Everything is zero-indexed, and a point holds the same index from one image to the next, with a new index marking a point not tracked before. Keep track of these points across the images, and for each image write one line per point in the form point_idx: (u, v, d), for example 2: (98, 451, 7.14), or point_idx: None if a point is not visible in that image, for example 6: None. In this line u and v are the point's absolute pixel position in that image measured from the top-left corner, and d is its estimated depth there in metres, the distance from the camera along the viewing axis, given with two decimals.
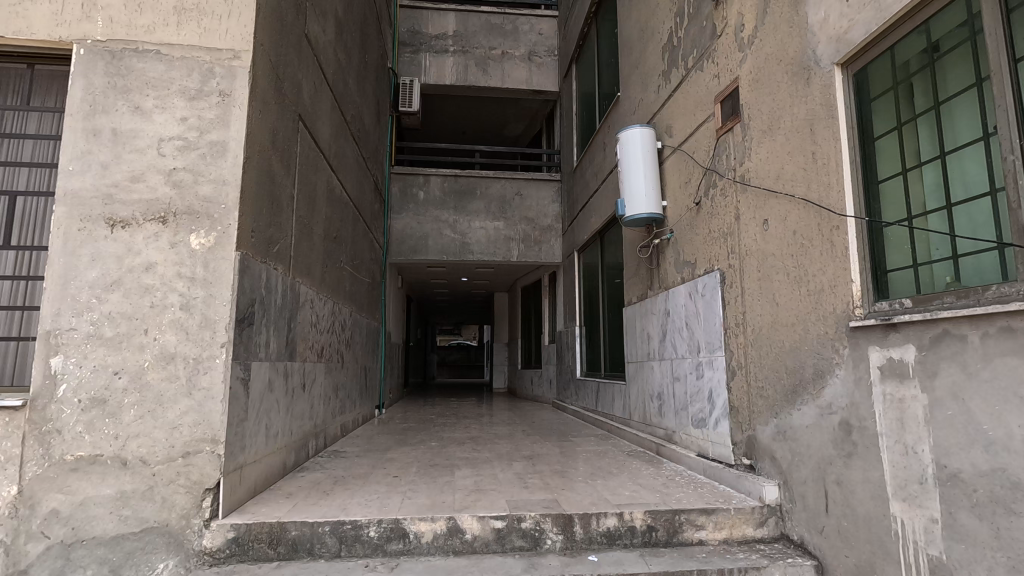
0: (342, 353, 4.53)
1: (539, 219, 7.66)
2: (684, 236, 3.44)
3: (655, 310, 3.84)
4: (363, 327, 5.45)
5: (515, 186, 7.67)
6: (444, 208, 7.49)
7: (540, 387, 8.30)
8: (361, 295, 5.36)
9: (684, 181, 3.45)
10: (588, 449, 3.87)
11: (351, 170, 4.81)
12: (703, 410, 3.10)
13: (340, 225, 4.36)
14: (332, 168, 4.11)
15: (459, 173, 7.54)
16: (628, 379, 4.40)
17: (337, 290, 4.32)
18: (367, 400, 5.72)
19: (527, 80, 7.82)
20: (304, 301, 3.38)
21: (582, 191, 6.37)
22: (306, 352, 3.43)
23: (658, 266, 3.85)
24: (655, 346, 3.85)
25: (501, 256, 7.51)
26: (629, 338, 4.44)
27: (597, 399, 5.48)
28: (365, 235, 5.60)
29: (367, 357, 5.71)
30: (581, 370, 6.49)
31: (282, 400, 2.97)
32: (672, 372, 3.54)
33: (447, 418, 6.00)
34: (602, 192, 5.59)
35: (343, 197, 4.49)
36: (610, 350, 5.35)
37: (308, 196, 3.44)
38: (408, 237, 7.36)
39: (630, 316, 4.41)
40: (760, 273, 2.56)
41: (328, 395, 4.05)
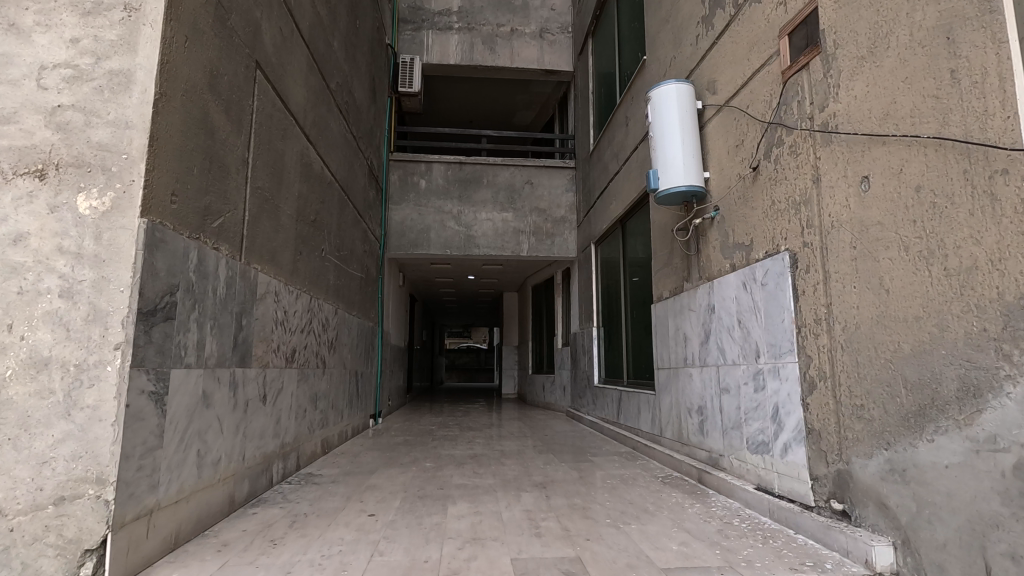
0: (324, 357, 3.90)
1: (551, 211, 7.01)
2: (734, 212, 2.77)
3: (696, 306, 3.18)
4: (353, 328, 4.82)
5: (525, 174, 7.03)
6: (447, 198, 6.87)
7: (553, 394, 7.64)
8: (350, 292, 4.73)
9: (734, 144, 2.79)
10: (613, 475, 3.20)
11: (336, 147, 4.19)
12: (764, 432, 2.43)
13: (320, 207, 3.73)
14: (308, 140, 3.49)
15: (464, 160, 6.92)
16: (660, 389, 3.72)
17: (316, 284, 3.70)
18: (358, 409, 5.09)
19: (538, 59, 7.17)
20: (264, 293, 2.75)
21: (600, 176, 5.71)
22: (269, 355, 2.81)
23: (699, 252, 3.18)
24: (694, 350, 3.18)
25: (510, 251, 6.87)
26: (659, 341, 3.77)
27: (618, 410, 4.81)
28: (356, 224, 4.99)
29: (359, 361, 5.09)
30: (599, 376, 5.83)
31: (230, 418, 2.34)
32: (719, 382, 2.87)
33: (449, 430, 5.36)
34: (622, 174, 4.92)
35: (325, 176, 3.86)
36: (634, 355, 4.68)
37: (271, 165, 2.82)
38: (408, 230, 6.74)
39: (661, 314, 3.75)
40: (854, 251, 1.89)
41: (304, 407, 3.43)
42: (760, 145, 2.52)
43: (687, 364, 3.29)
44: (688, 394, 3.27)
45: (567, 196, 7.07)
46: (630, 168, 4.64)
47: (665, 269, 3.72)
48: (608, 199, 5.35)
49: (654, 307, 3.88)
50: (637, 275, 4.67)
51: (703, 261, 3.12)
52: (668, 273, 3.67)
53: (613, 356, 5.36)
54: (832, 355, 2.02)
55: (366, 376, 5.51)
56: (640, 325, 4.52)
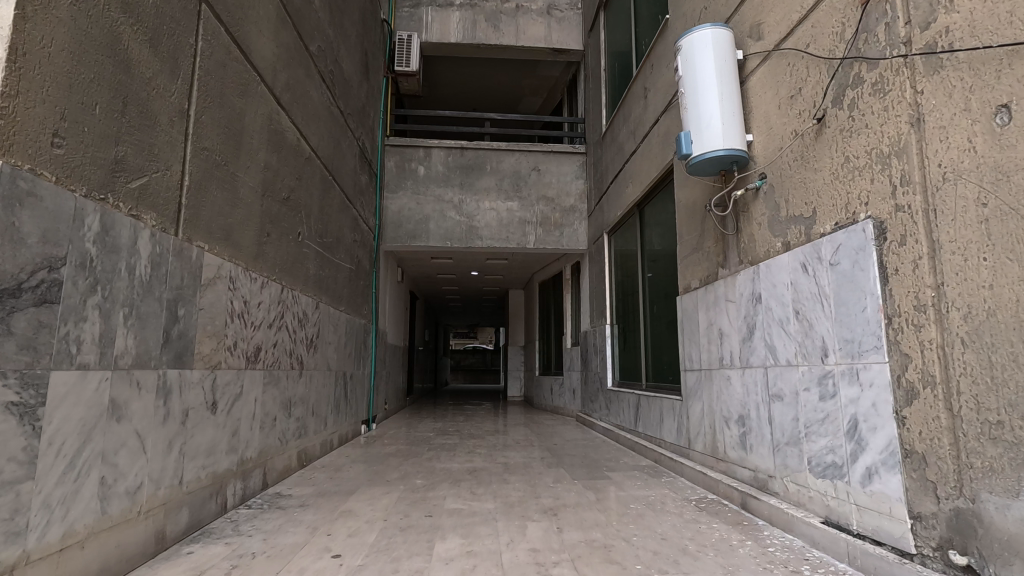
0: (302, 357, 3.42)
1: (560, 200, 6.50)
2: (789, 179, 2.26)
3: (736, 296, 2.66)
4: (340, 325, 4.34)
5: (531, 160, 6.53)
6: (448, 186, 6.38)
7: (562, 397, 7.12)
8: (336, 284, 4.24)
9: (787, 96, 2.28)
10: (636, 497, 2.69)
11: (317, 118, 3.71)
12: (835, 452, 1.91)
13: (295, 185, 3.25)
14: (279, 104, 3.01)
15: (466, 145, 6.43)
16: (688, 395, 3.21)
17: (291, 272, 3.21)
18: (347, 416, 4.61)
19: (546, 37, 6.67)
20: (214, 278, 2.26)
21: (614, 159, 5.20)
22: (221, 354, 2.32)
23: (739, 231, 2.67)
24: (735, 349, 2.67)
25: (516, 243, 6.37)
26: (688, 338, 3.26)
27: (636, 416, 4.30)
28: (345, 210, 4.51)
29: (347, 362, 4.61)
30: (613, 378, 5.31)
31: (159, 433, 1.86)
32: (768, 387, 2.36)
33: (448, 438, 4.87)
34: (639, 153, 4.40)
35: (302, 149, 3.38)
36: (655, 355, 4.16)
37: (224, 125, 2.34)
38: (405, 221, 6.26)
39: (692, 307, 3.23)
40: (988, 210, 1.42)
41: (274, 416, 2.95)
42: (827, 89, 2.02)
43: (725, 365, 2.78)
44: (725, 402, 2.76)
45: (577, 184, 6.56)
46: (649, 144, 4.13)
47: (694, 255, 3.21)
48: (623, 183, 4.85)
49: (682, 299, 3.37)
50: (657, 265, 4.16)
51: (745, 242, 2.61)
52: (699, 259, 3.15)
53: (630, 358, 4.84)
54: (944, 353, 1.50)
55: (358, 379, 5.03)
56: (662, 321, 4.00)
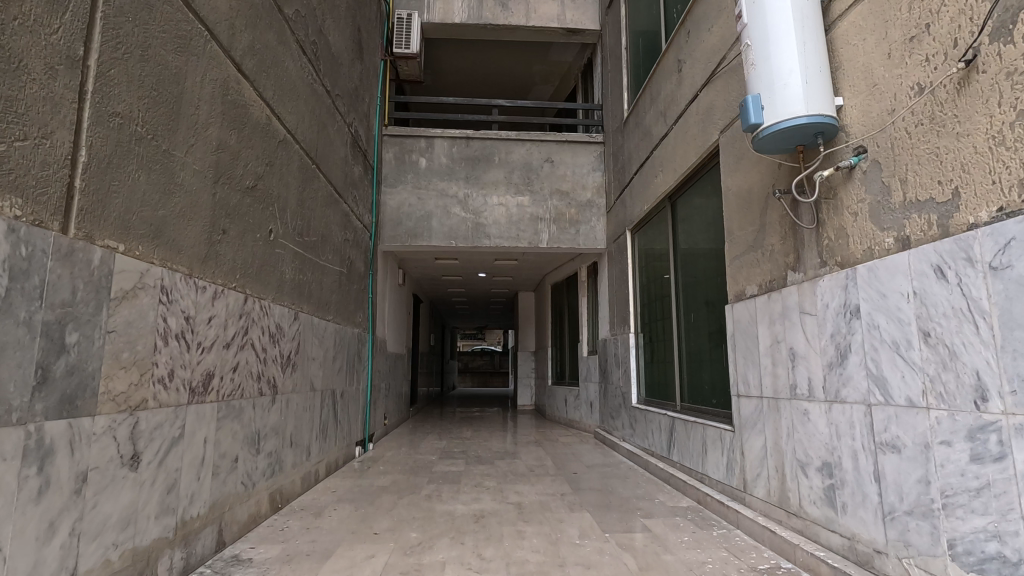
0: (276, 379, 2.86)
1: (576, 194, 5.91)
2: (907, 151, 1.67)
3: (817, 307, 2.07)
4: (326, 336, 3.77)
5: (544, 151, 5.95)
6: (452, 180, 5.81)
7: (578, 410, 6.54)
8: (322, 290, 3.68)
9: (903, 39, 1.69)
10: (690, 566, 2.11)
11: (295, 96, 3.15)
12: (1005, 542, 1.33)
13: (263, 172, 2.69)
14: (241, 71, 2.44)
15: (471, 134, 5.87)
16: (746, 427, 2.62)
17: (258, 277, 2.65)
18: (337, 440, 4.04)
19: (559, 16, 6.07)
20: (138, 289, 1.71)
21: (639, 147, 4.61)
22: (148, 389, 1.76)
23: (822, 224, 2.06)
24: (816, 375, 2.08)
25: (527, 242, 5.78)
26: (744, 358, 2.66)
27: (670, 443, 3.70)
28: (333, 205, 3.96)
29: (337, 377, 4.05)
30: (639, 394, 4.72)
31: (31, 514, 1.30)
32: (875, 432, 1.77)
33: (452, 463, 4.30)
34: (671, 136, 3.81)
35: (273, 130, 2.82)
36: (693, 374, 3.57)
37: (151, 86, 1.78)
38: (405, 218, 5.70)
39: (748, 318, 2.64)
40: None
41: (235, 456, 2.39)
42: (978, 20, 1.43)
43: (801, 395, 2.18)
44: (801, 442, 2.17)
45: (594, 177, 5.96)
46: (684, 123, 3.53)
47: (751, 255, 2.61)
48: (650, 173, 4.26)
49: (734, 308, 2.78)
50: (696, 268, 3.56)
51: (832, 237, 2.01)
52: (757, 260, 2.55)
53: (660, 373, 4.25)
54: None
55: (351, 395, 4.47)
56: (703, 334, 3.40)
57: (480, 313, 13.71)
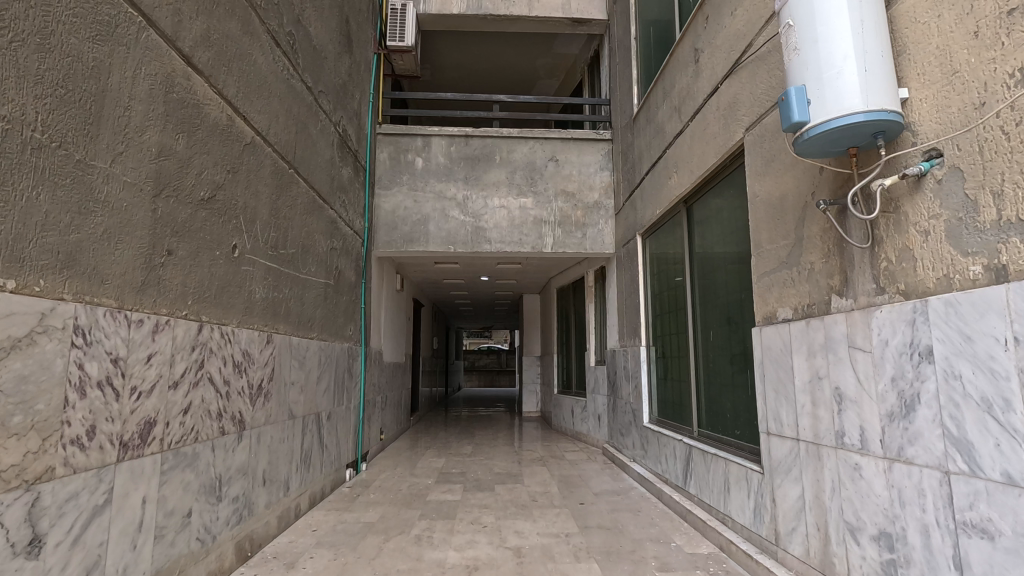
0: (244, 412, 2.54)
1: (582, 195, 5.55)
2: (1004, 156, 1.31)
3: (872, 342, 1.72)
4: (309, 355, 3.46)
5: (548, 149, 5.59)
6: (450, 181, 5.47)
7: (585, 423, 6.20)
8: (303, 306, 3.36)
9: (999, 13, 1.32)
10: None
11: (267, 93, 2.82)
12: None
13: (223, 180, 2.37)
14: (192, 65, 2.11)
15: (471, 132, 5.53)
16: (778, 473, 2.26)
17: (217, 301, 2.32)
18: (323, 467, 3.73)
19: (563, 5, 5.69)
20: (38, 335, 1.38)
21: (650, 144, 4.25)
22: (55, 455, 1.44)
23: (880, 244, 1.71)
24: (871, 425, 1.73)
25: (530, 246, 5.43)
26: (776, 391, 2.31)
27: (687, 473, 3.36)
28: (316, 212, 3.63)
29: (322, 399, 3.73)
30: (651, 412, 4.37)
31: None
32: (955, 507, 1.41)
33: (448, 491, 3.97)
34: (687, 133, 3.44)
35: (237, 132, 2.49)
36: (712, 397, 3.22)
37: (56, 82, 1.45)
38: (401, 222, 5.38)
39: (780, 345, 2.28)
40: None
41: (188, 511, 2.07)
42: None
43: (850, 445, 1.83)
44: (851, 502, 1.82)
45: (601, 176, 5.59)
46: (702, 119, 3.18)
47: (784, 273, 2.26)
48: (663, 174, 3.90)
49: (763, 331, 2.42)
50: (715, 280, 3.20)
51: (893, 259, 1.65)
52: (792, 279, 2.20)
53: (674, 392, 3.90)
54: None
55: (340, 416, 4.15)
56: (724, 354, 3.06)
57: (485, 314, 13.41)
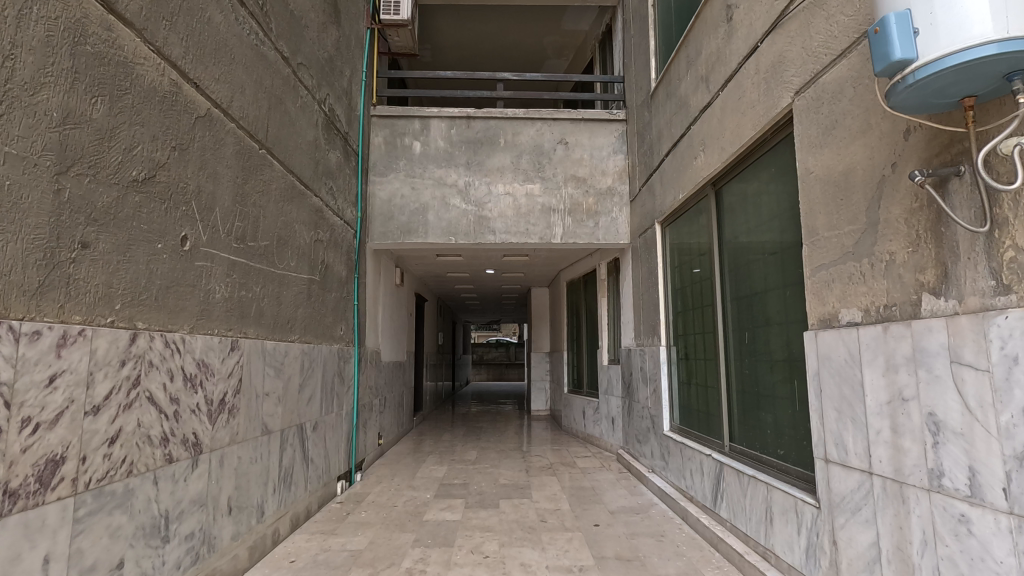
0: (199, 433, 2.16)
1: (594, 180, 5.10)
2: None
3: (992, 358, 1.29)
4: (289, 361, 3.08)
5: (556, 131, 5.15)
6: (451, 167, 5.06)
7: (598, 426, 5.80)
8: (280, 305, 2.98)
9: None
10: None
11: (228, 59, 2.42)
12: None
13: (168, 158, 1.97)
14: (113, 12, 1.71)
15: (473, 114, 5.11)
16: (840, 511, 1.85)
17: (161, 304, 1.94)
18: (308, 483, 3.35)
19: None
20: None
21: (671, 122, 3.80)
22: None
23: (1006, 227, 1.28)
24: (989, 467, 1.31)
25: (538, 237, 5.01)
26: (838, 410, 1.88)
27: (717, 494, 2.94)
28: (297, 200, 3.24)
29: (307, 407, 3.36)
30: (673, 419, 3.96)
31: None
32: None
33: (448, 508, 3.58)
34: (716, 104, 3.00)
35: (185, 100, 2.09)
36: (748, 408, 2.81)
37: None
38: (397, 211, 4.98)
39: (844, 355, 1.85)
40: None
41: (119, 562, 1.70)
42: None
43: (953, 491, 1.41)
44: (954, 565, 1.40)
45: (615, 160, 5.14)
46: (736, 86, 2.73)
47: (851, 265, 1.83)
48: (686, 153, 3.46)
49: (819, 337, 1.99)
50: (752, 272, 2.77)
51: None
52: (863, 273, 1.77)
53: (701, 399, 3.48)
54: None
55: (329, 424, 3.78)
56: (765, 359, 2.63)
57: (492, 308, 13.04)
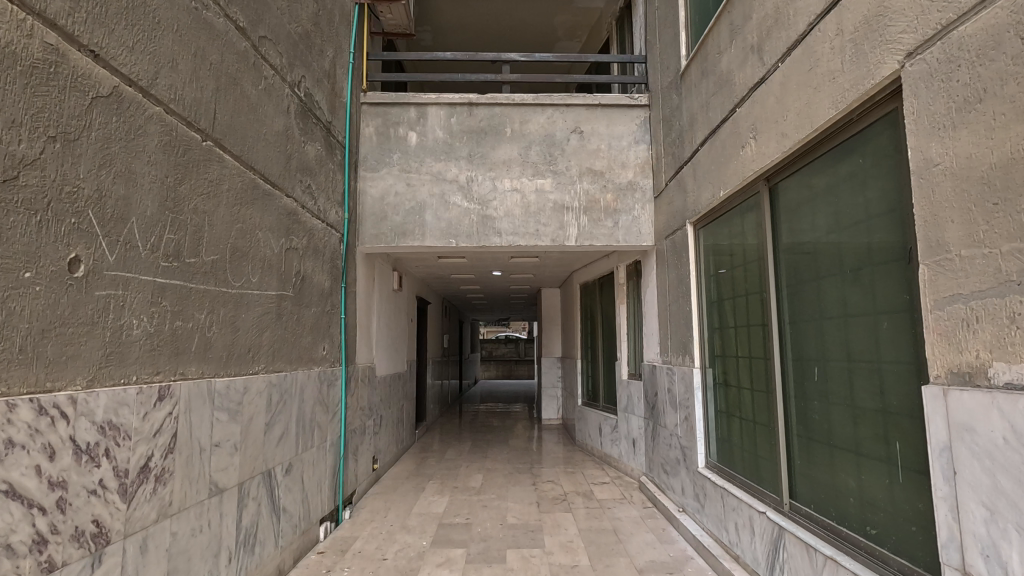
0: (104, 519, 1.63)
1: (613, 174, 4.50)
2: None
3: None
4: (251, 397, 2.55)
5: (569, 119, 4.57)
6: (451, 160, 4.49)
7: (617, 447, 5.25)
8: (237, 332, 2.44)
9: None
10: None
11: (148, 23, 1.86)
12: None
13: (41, 153, 1.43)
14: None
15: (475, 100, 4.53)
16: None
17: (31, 355, 1.40)
18: (278, 538, 2.84)
19: None
20: None
21: (708, 105, 3.21)
22: None
23: None
24: None
25: (550, 239, 4.43)
26: (988, 508, 1.31)
27: (774, 564, 2.40)
28: (261, 201, 2.70)
29: (277, 448, 2.83)
30: (710, 454, 3.40)
31: None
32: None
33: (445, 564, 3.04)
34: (774, 78, 2.40)
35: (72, 72, 1.54)
36: (818, 462, 2.25)
37: None
38: (391, 211, 4.43)
39: (1000, 432, 1.28)
40: None
41: None
42: None
43: None
44: None
45: (636, 151, 4.54)
46: (805, 55, 2.14)
47: (1016, 303, 1.25)
48: (730, 142, 2.87)
49: (953, 399, 1.41)
50: (825, 292, 2.21)
51: None
52: None
53: (747, 436, 2.92)
54: None
55: (308, 462, 3.25)
56: (846, 405, 2.07)
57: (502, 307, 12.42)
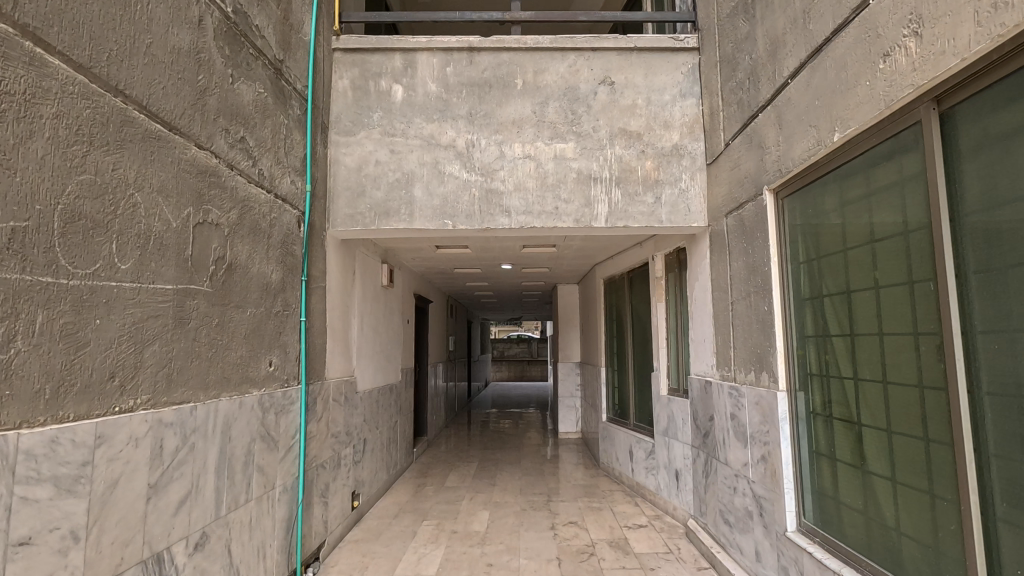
0: None
1: (654, 135, 3.51)
2: None
3: None
4: (114, 452, 1.62)
5: (597, 67, 3.60)
6: (446, 120, 3.54)
7: (653, 477, 4.27)
8: (78, 349, 1.51)
9: None
10: None
11: None
12: None
13: None
14: None
15: (476, 43, 3.57)
16: None
17: None
18: None
19: None
20: None
21: (806, 13, 2.22)
22: None
23: None
24: None
25: (573, 219, 3.45)
26: None
27: None
28: (140, 147, 1.77)
29: (177, 519, 1.91)
30: (803, 513, 2.42)
31: None
32: None
33: None
34: None
35: None
36: None
37: None
38: (370, 184, 3.48)
39: None
40: None
41: None
42: None
43: None
44: None
45: (682, 107, 3.55)
46: None
47: None
48: (856, 56, 1.89)
49: None
50: None
51: None
52: None
53: (881, 497, 1.97)
54: None
55: (240, 525, 2.33)
56: None
57: (513, 305, 11.37)
